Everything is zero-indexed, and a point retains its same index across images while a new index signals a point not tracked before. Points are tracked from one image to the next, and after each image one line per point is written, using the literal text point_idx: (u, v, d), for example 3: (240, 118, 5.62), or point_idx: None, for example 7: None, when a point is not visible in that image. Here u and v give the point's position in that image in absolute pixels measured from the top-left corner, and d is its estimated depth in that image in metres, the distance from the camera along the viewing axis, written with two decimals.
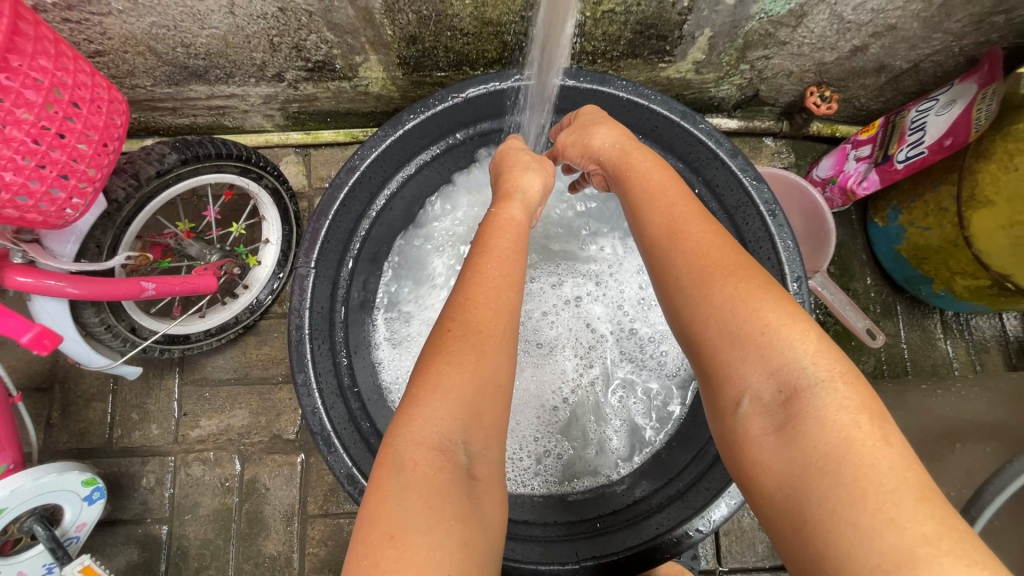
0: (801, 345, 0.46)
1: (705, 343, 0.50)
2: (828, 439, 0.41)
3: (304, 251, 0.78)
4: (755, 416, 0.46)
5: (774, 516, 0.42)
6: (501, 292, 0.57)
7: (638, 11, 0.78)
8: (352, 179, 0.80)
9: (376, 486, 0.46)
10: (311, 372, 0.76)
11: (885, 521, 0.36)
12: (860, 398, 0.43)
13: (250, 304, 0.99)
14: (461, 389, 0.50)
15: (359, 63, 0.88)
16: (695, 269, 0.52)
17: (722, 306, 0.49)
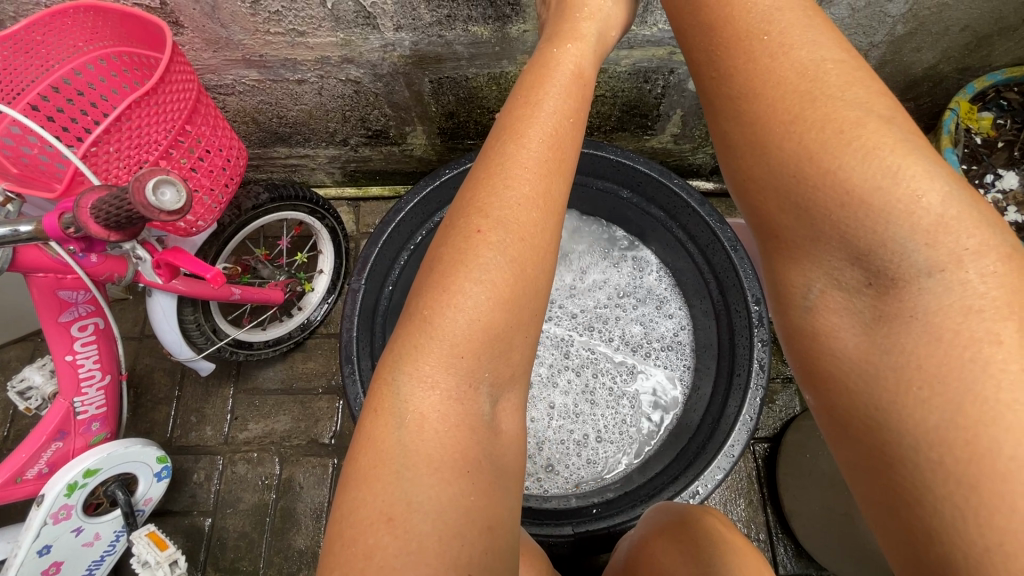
0: (924, 191, 0.36)
1: (765, 209, 0.42)
2: (938, 361, 0.34)
3: (357, 272, 0.99)
4: (828, 308, 0.41)
5: (855, 440, 0.38)
6: (547, 182, 0.51)
7: (624, 95, 1.03)
8: (398, 218, 1.02)
9: (372, 439, 0.45)
10: (356, 363, 0.94)
11: (1020, 489, 0.30)
12: (997, 301, 0.34)
13: (302, 323, 1.17)
14: (491, 316, 0.47)
15: (408, 131, 1.13)
16: (771, 117, 0.40)
17: (794, 162, 0.39)
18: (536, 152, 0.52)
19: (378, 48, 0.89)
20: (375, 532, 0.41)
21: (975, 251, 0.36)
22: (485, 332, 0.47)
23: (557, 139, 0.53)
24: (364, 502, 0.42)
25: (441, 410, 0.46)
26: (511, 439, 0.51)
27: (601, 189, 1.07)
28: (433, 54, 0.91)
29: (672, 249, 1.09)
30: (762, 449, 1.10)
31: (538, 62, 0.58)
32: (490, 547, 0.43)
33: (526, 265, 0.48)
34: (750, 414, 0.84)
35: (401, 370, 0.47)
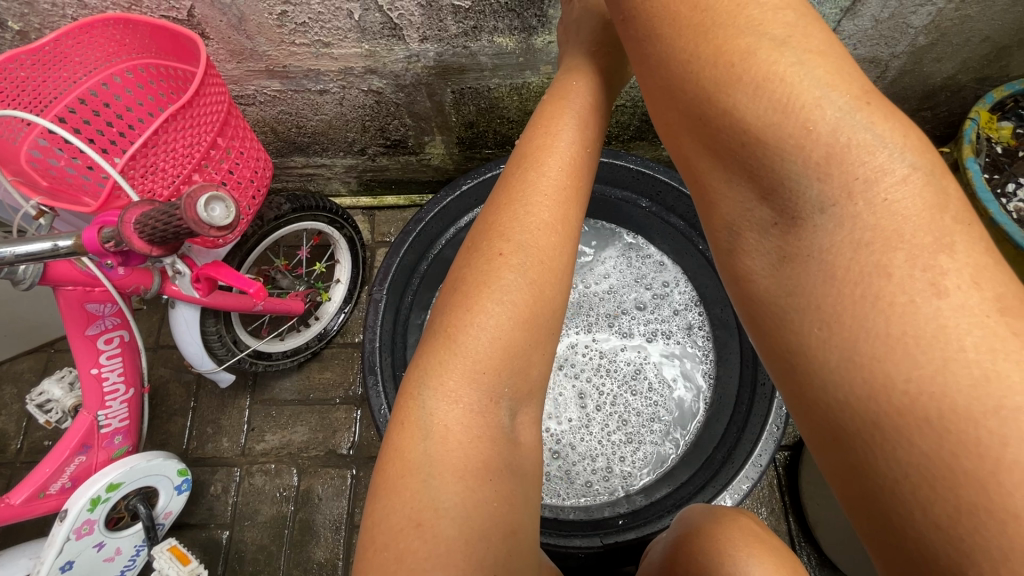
0: (815, 118, 0.36)
1: (690, 163, 0.42)
2: (830, 294, 0.35)
3: (378, 282, 0.99)
4: (746, 250, 0.41)
5: (787, 385, 0.39)
6: (565, 212, 0.54)
7: (643, 105, 1.04)
8: (419, 228, 1.03)
9: (398, 453, 0.45)
10: (379, 374, 0.94)
11: (918, 419, 0.31)
12: (890, 229, 0.34)
13: (319, 332, 1.17)
14: (509, 335, 0.48)
15: (427, 141, 1.13)
16: (676, 66, 0.40)
17: (694, 107, 0.39)
18: (552, 177, 0.55)
19: (402, 59, 0.90)
20: (406, 538, 0.40)
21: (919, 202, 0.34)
22: (507, 349, 0.48)
23: (572, 156, 0.57)
24: (392, 511, 0.42)
25: (464, 423, 0.46)
26: (530, 449, 0.50)
27: (618, 199, 1.08)
28: (457, 65, 0.91)
29: (693, 258, 1.09)
30: (783, 458, 1.10)
31: (557, 93, 0.63)
32: (512, 551, 0.42)
33: (544, 285, 0.51)
34: (777, 424, 0.84)
35: (427, 384, 0.47)
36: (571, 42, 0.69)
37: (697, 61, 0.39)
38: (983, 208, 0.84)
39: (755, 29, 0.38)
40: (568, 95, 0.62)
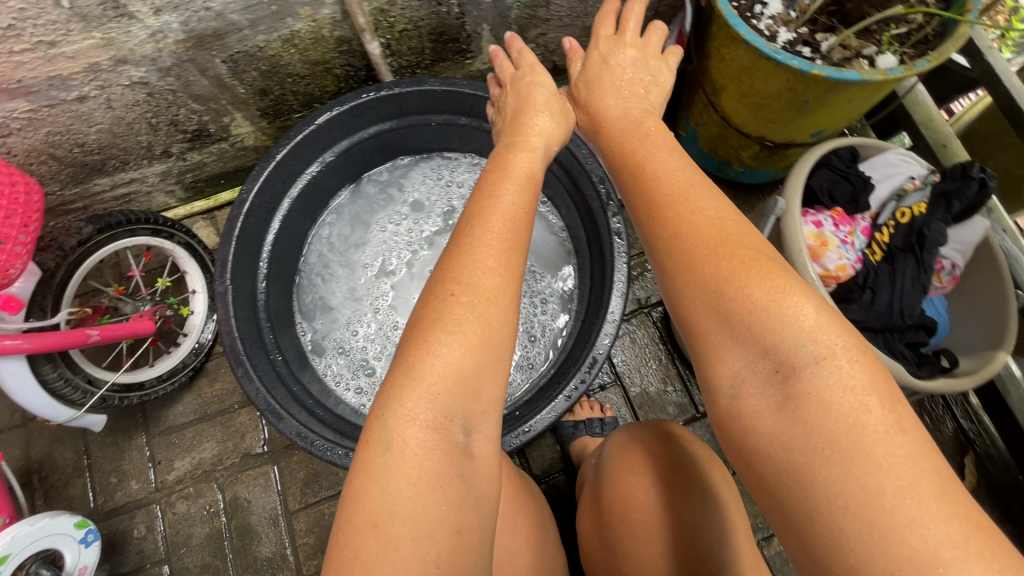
0: (801, 315, 0.45)
1: (695, 314, 0.50)
2: (840, 424, 0.42)
3: (218, 274, 0.96)
4: (751, 393, 0.47)
5: (780, 508, 0.44)
6: (510, 256, 0.56)
7: (426, 24, 1.03)
8: (244, 210, 0.99)
9: (363, 466, 0.47)
10: (248, 362, 0.93)
11: (908, 521, 0.38)
12: (865, 380, 0.43)
13: (194, 347, 1.12)
14: (463, 362, 0.50)
15: (229, 122, 1.09)
16: (681, 241, 0.51)
17: (709, 276, 0.49)
18: (497, 232, 0.56)
19: (147, 38, 0.84)
20: (362, 536, 0.45)
21: (815, 312, 0.46)
22: (461, 376, 0.49)
23: (513, 219, 0.58)
24: (353, 515, 0.45)
25: (421, 437, 0.47)
26: (487, 462, 0.52)
27: (440, 123, 1.15)
28: (210, 31, 0.86)
29: None
30: (658, 313, 1.20)
31: (497, 163, 0.65)
32: (455, 549, 0.46)
33: (491, 316, 0.52)
34: (622, 278, 0.92)
35: (388, 406, 0.48)
36: (521, 121, 0.74)
37: (696, 240, 0.50)
38: (736, 32, 0.92)
39: (722, 209, 0.53)
40: (513, 164, 0.65)
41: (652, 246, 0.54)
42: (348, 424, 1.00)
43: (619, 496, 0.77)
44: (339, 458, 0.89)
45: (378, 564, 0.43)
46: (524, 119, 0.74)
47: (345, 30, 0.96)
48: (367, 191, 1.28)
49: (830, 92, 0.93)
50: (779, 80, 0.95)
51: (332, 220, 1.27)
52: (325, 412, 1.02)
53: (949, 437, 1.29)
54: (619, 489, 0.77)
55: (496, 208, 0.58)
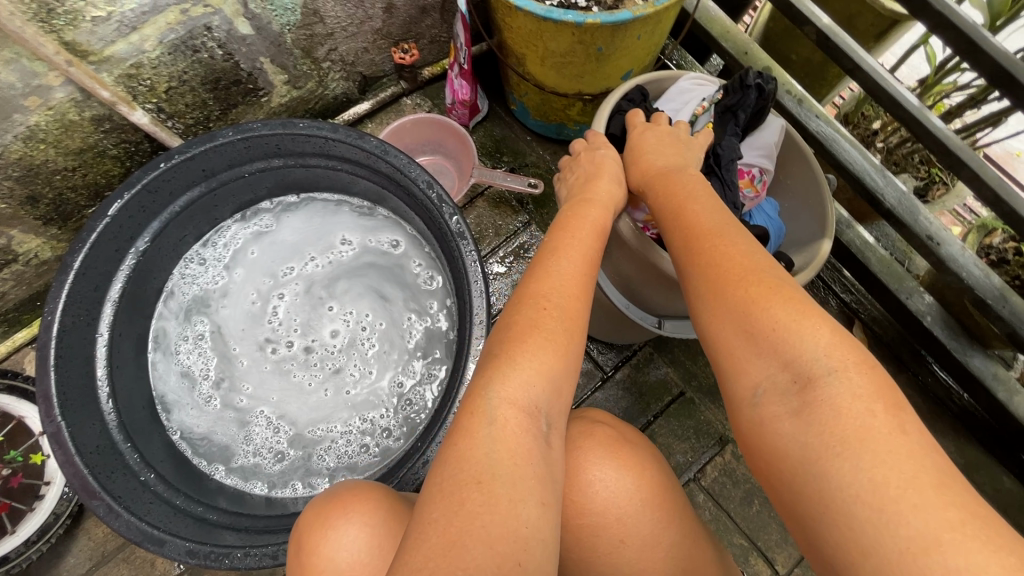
0: (816, 337, 0.52)
1: (720, 330, 0.57)
2: (850, 425, 0.48)
3: (44, 415, 0.87)
4: (769, 402, 0.53)
5: (797, 501, 0.50)
6: (586, 281, 0.65)
7: (192, 75, 0.94)
8: (54, 333, 0.90)
9: (468, 433, 0.54)
10: (106, 494, 0.85)
11: (909, 508, 0.44)
12: (878, 392, 0.49)
13: (62, 493, 1.00)
14: (549, 363, 0.58)
15: (8, 242, 0.96)
16: (714, 274, 0.59)
17: (741, 301, 0.56)
18: (575, 259, 0.66)
19: None
20: (468, 491, 0.50)
21: (829, 335, 0.52)
22: (550, 373, 0.58)
23: (589, 255, 0.68)
24: (453, 473, 0.52)
25: (518, 421, 0.55)
26: (561, 453, 0.59)
27: (254, 174, 1.07)
28: None
29: (353, 184, 1.13)
30: None
31: (576, 197, 0.75)
32: (543, 516, 0.52)
33: (576, 317, 0.62)
34: (478, 277, 0.90)
35: (492, 386, 0.56)
36: (585, 181, 0.77)
37: (730, 278, 0.58)
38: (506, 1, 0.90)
39: (766, 256, 0.60)
40: (583, 218, 0.71)
41: (688, 282, 0.62)
42: (248, 518, 0.96)
43: (576, 498, 0.66)
44: (239, 561, 0.83)
45: (481, 516, 0.49)
46: (587, 180, 0.77)
47: (95, 109, 0.85)
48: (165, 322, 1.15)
49: (615, 35, 0.93)
50: (564, 37, 0.94)
51: (162, 359, 1.13)
52: (222, 514, 0.96)
53: (836, 314, 1.36)
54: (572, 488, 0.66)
55: (567, 247, 0.67)
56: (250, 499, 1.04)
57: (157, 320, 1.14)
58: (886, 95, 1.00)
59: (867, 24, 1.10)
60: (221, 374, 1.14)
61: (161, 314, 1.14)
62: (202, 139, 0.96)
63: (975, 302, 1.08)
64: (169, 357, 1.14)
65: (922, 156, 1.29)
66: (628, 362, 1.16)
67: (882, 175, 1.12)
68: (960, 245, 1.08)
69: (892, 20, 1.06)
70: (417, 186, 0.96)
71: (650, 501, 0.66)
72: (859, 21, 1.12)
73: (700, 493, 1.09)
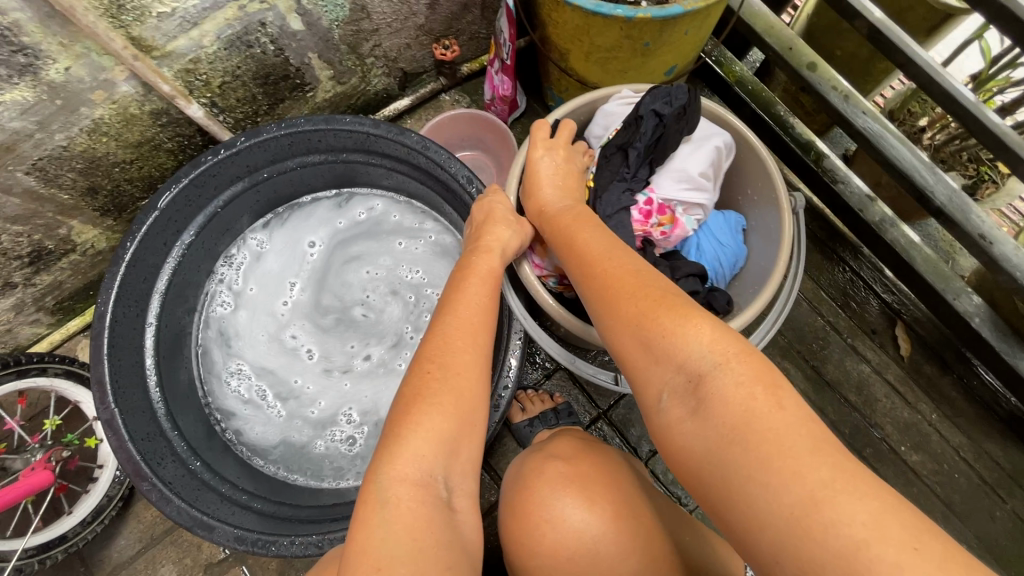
0: (696, 335, 0.54)
1: (623, 346, 0.59)
2: (733, 411, 0.49)
3: (99, 401, 0.89)
4: (673, 408, 0.54)
5: (711, 498, 0.50)
6: (474, 338, 0.68)
7: (244, 71, 0.96)
8: (107, 323, 0.92)
9: (364, 521, 0.55)
10: (156, 479, 0.87)
11: (798, 480, 0.44)
12: (759, 374, 0.50)
13: (115, 477, 1.02)
14: (441, 426, 0.61)
15: (68, 233, 0.99)
16: (609, 291, 0.62)
17: (634, 319, 0.58)
18: (461, 322, 0.69)
19: None
20: None
21: (711, 332, 0.54)
22: (441, 437, 0.60)
23: (479, 314, 0.71)
24: (356, 563, 0.52)
25: (411, 497, 0.56)
26: (465, 513, 0.61)
27: (296, 168, 1.09)
28: None
29: (390, 178, 1.14)
30: None
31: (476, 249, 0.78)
32: None
33: (465, 376, 0.65)
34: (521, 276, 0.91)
35: (382, 470, 0.58)
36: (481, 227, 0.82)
37: (626, 293, 0.60)
38: None
39: (651, 272, 0.63)
40: (475, 271, 0.75)
41: (591, 303, 0.64)
42: (289, 507, 0.97)
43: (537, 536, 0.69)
44: (286, 548, 0.84)
45: None
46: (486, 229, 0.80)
47: (154, 103, 0.88)
48: (206, 330, 1.17)
49: (663, 30, 0.93)
50: (612, 32, 0.94)
51: (206, 376, 1.14)
52: (265, 503, 0.97)
53: (877, 314, 1.33)
54: (536, 519, 0.70)
55: (458, 312, 0.70)
56: (295, 488, 1.06)
57: (198, 320, 1.16)
58: (940, 90, 0.97)
59: (919, 18, 1.08)
60: (258, 372, 1.15)
61: (203, 334, 1.16)
62: (245, 136, 0.97)
63: None
64: (211, 368, 1.15)
65: (971, 154, 1.25)
66: None
67: (932, 172, 1.10)
68: (1014, 244, 1.05)
69: (945, 14, 1.04)
70: (457, 181, 0.98)
71: (604, 527, 0.67)
72: (909, 15, 1.10)
73: None
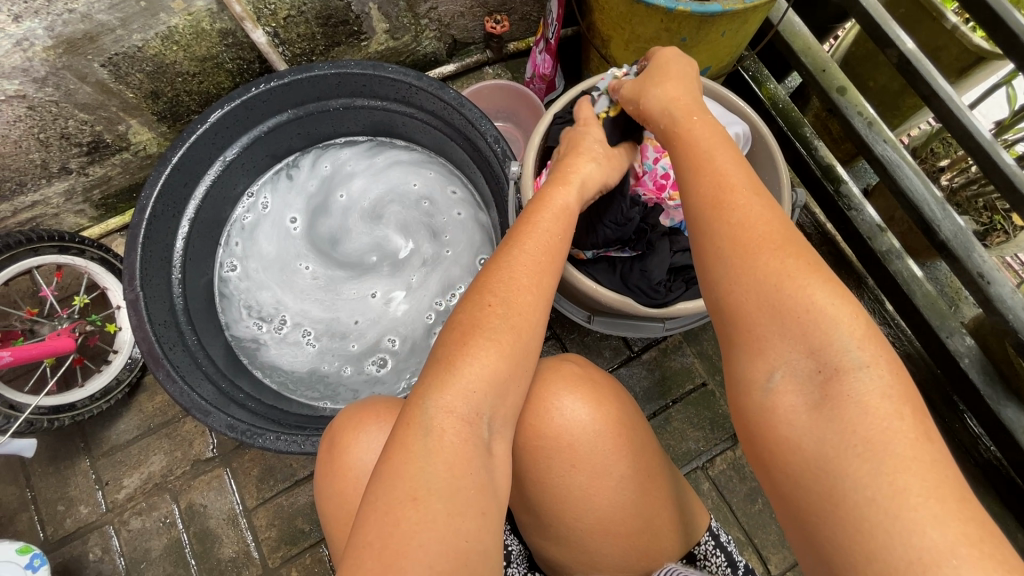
0: (846, 328, 0.51)
1: (742, 299, 0.54)
2: (875, 423, 0.47)
3: (127, 282, 0.96)
4: (786, 389, 0.52)
5: (797, 493, 0.49)
6: (540, 275, 0.63)
7: (309, 8, 1.04)
8: (146, 215, 1.00)
9: (401, 445, 0.54)
10: (166, 362, 0.94)
11: (927, 516, 0.43)
12: (905, 397, 0.48)
13: (126, 363, 1.10)
14: (495, 367, 0.57)
15: (125, 131, 1.07)
16: (744, 236, 0.55)
17: (773, 276, 0.53)
18: (531, 254, 0.64)
19: (13, 48, 0.83)
20: (397, 507, 0.50)
21: (858, 328, 0.51)
22: (494, 377, 0.57)
23: (548, 248, 0.65)
24: (387, 486, 0.52)
25: (453, 430, 0.55)
26: (503, 459, 0.59)
27: (339, 109, 1.17)
28: (80, 35, 0.86)
29: (422, 130, 1.21)
30: None
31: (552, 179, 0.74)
32: (481, 526, 0.53)
33: (524, 320, 0.60)
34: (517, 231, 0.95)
35: (428, 397, 0.56)
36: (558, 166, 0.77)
37: (764, 242, 0.54)
38: None
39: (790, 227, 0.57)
40: (549, 205, 0.70)
41: (707, 246, 0.58)
42: (280, 412, 1.04)
43: (533, 423, 0.65)
44: (271, 442, 0.91)
45: (410, 534, 0.49)
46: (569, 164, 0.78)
47: (225, 21, 0.96)
48: (230, 249, 1.24)
49: (701, 28, 0.99)
50: (652, 22, 1.00)
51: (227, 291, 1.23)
52: (257, 404, 1.04)
53: None
54: (535, 420, 0.65)
55: (521, 249, 0.64)
56: (290, 400, 1.13)
57: (226, 236, 1.25)
58: (960, 126, 1.01)
59: (952, 58, 1.12)
60: (271, 296, 1.23)
61: (226, 252, 1.24)
62: (298, 69, 1.05)
63: (1015, 346, 1.07)
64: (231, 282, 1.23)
65: (987, 201, 1.27)
66: (657, 346, 1.20)
67: (942, 207, 1.12)
68: (1013, 288, 1.08)
69: (977, 56, 1.08)
70: (485, 140, 1.03)
71: (604, 435, 0.65)
72: (943, 54, 1.13)
73: (706, 481, 1.12)
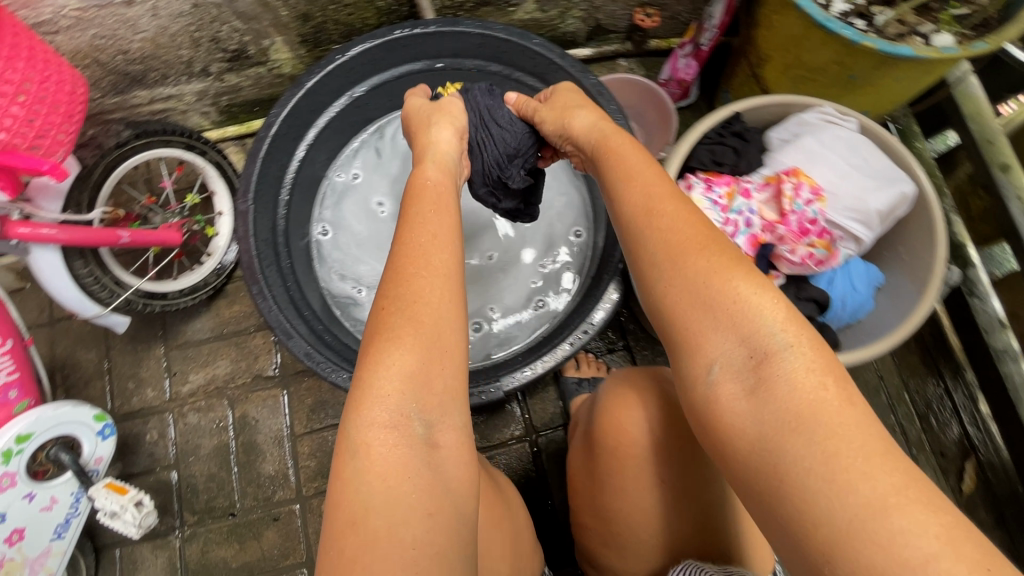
0: (766, 311, 0.53)
1: (675, 299, 0.57)
2: (797, 399, 0.49)
3: (242, 192, 0.99)
4: (725, 380, 0.53)
5: (753, 485, 0.50)
6: (439, 270, 0.60)
7: None
8: (272, 133, 1.02)
9: (336, 474, 0.52)
10: (261, 280, 0.96)
11: (867, 480, 0.44)
12: (825, 364, 0.51)
13: (216, 268, 1.15)
14: (410, 366, 0.54)
15: (268, 46, 1.09)
16: (683, 255, 0.57)
17: (704, 284, 0.55)
18: (432, 257, 0.61)
19: None
20: (345, 536, 0.49)
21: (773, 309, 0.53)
22: (411, 373, 0.54)
23: (438, 245, 0.62)
24: (336, 510, 0.50)
25: (386, 440, 0.52)
26: (455, 448, 0.56)
27: (472, 70, 1.15)
28: None
29: None
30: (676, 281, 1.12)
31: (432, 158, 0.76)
32: (432, 526, 0.50)
33: (424, 318, 0.56)
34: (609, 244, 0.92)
35: (350, 418, 0.53)
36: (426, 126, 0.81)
37: (691, 255, 0.57)
38: None
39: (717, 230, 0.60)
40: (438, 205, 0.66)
41: (650, 259, 0.60)
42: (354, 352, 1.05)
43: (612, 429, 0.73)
44: (342, 381, 0.92)
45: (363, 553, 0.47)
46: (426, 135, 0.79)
47: None
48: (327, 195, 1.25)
49: (878, 68, 0.91)
50: (825, 51, 0.93)
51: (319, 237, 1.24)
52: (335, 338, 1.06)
53: (951, 441, 1.27)
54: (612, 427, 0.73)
55: (411, 244, 0.62)
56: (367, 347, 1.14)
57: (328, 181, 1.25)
58: None
59: None
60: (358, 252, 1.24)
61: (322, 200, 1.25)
62: (444, 22, 1.03)
63: None
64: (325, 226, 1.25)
65: None
66: None
67: None
68: None
69: None
70: None
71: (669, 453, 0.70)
72: None
73: None
